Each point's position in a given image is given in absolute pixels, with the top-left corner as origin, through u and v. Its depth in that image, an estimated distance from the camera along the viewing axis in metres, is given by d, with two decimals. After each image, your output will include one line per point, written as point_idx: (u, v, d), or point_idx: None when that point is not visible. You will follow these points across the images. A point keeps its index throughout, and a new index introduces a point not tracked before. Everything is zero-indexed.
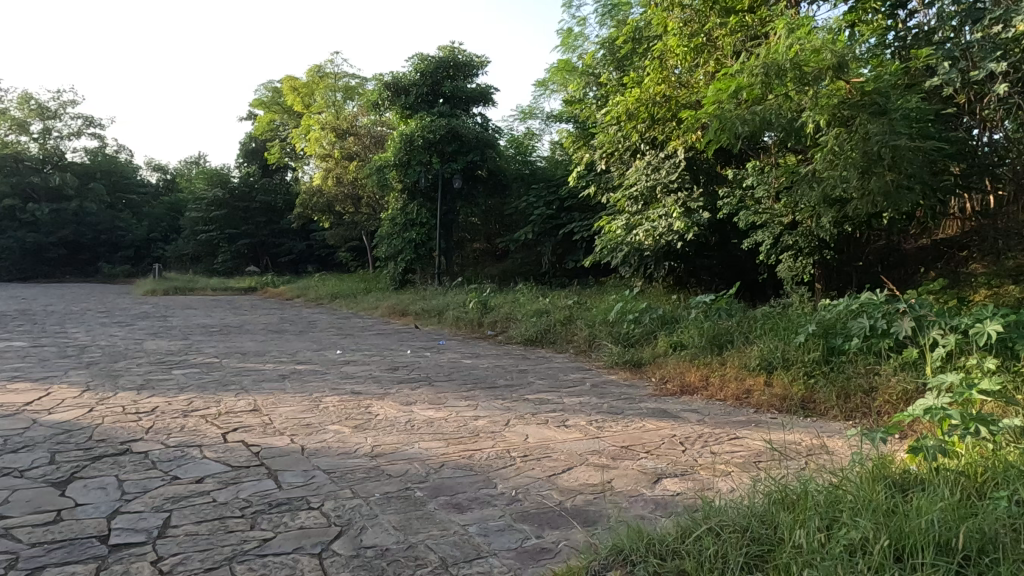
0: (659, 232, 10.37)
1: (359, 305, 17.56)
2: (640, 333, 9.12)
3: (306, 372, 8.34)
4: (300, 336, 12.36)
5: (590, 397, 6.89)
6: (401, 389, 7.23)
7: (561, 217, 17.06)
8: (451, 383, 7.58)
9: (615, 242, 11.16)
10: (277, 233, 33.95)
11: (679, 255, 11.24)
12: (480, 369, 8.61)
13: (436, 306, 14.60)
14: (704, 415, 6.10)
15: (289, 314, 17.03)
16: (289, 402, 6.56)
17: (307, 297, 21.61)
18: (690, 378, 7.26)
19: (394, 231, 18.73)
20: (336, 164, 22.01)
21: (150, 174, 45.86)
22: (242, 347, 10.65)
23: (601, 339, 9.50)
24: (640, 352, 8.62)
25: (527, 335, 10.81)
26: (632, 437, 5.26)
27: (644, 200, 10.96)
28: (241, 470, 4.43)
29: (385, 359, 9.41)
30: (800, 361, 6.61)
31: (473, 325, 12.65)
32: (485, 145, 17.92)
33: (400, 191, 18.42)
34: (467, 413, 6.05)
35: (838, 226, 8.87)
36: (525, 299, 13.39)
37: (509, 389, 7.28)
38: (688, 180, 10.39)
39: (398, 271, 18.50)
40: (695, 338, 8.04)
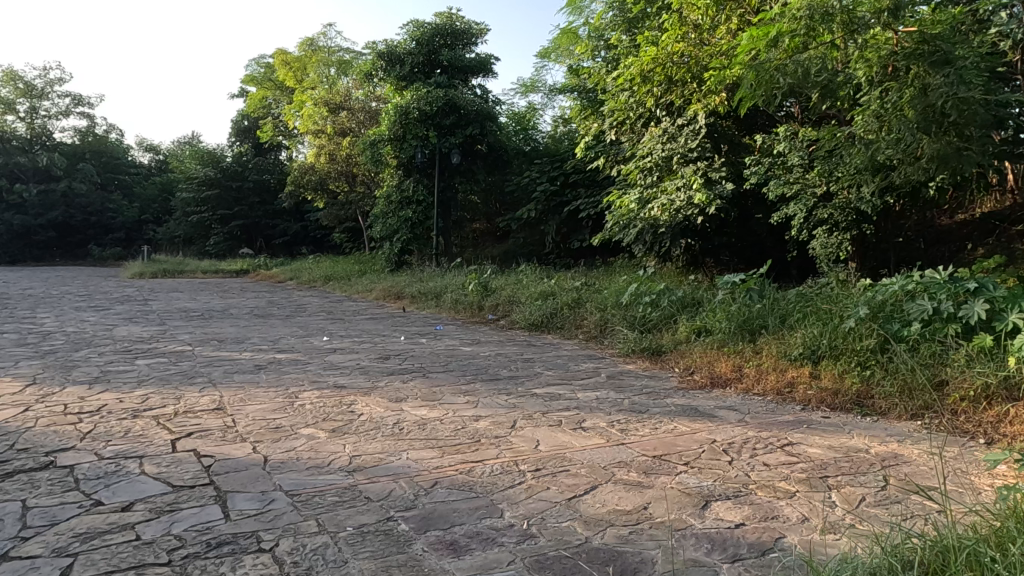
0: (676, 206, 9.44)
1: (353, 288, 16.65)
2: (657, 317, 8.22)
3: (286, 362, 7.45)
4: (286, 320, 11.46)
5: (607, 391, 5.99)
6: (391, 383, 6.32)
7: (566, 194, 16.10)
8: (448, 375, 6.69)
9: (628, 217, 10.23)
10: (270, 214, 32.97)
11: (697, 231, 10.33)
12: (481, 357, 7.72)
13: (434, 288, 13.70)
14: (744, 413, 5.21)
15: (279, 297, 16.13)
16: (260, 399, 5.65)
17: (300, 279, 20.68)
18: (719, 368, 6.36)
19: (389, 210, 17.78)
20: (329, 141, 21.16)
21: (142, 154, 44.80)
22: (221, 333, 9.75)
23: (614, 324, 8.62)
24: (660, 339, 7.72)
25: (531, 320, 9.91)
26: (665, 445, 4.36)
27: (659, 171, 10.03)
28: (184, 492, 3.54)
29: (376, 346, 8.51)
30: (852, 351, 5.72)
31: (472, 309, 11.74)
32: (485, 118, 16.95)
33: (395, 166, 17.47)
34: (465, 412, 5.15)
35: (880, 197, 7.97)
36: (529, 281, 12.47)
37: (514, 382, 6.38)
38: (709, 148, 9.45)
39: (394, 252, 17.55)
40: (723, 323, 7.14)
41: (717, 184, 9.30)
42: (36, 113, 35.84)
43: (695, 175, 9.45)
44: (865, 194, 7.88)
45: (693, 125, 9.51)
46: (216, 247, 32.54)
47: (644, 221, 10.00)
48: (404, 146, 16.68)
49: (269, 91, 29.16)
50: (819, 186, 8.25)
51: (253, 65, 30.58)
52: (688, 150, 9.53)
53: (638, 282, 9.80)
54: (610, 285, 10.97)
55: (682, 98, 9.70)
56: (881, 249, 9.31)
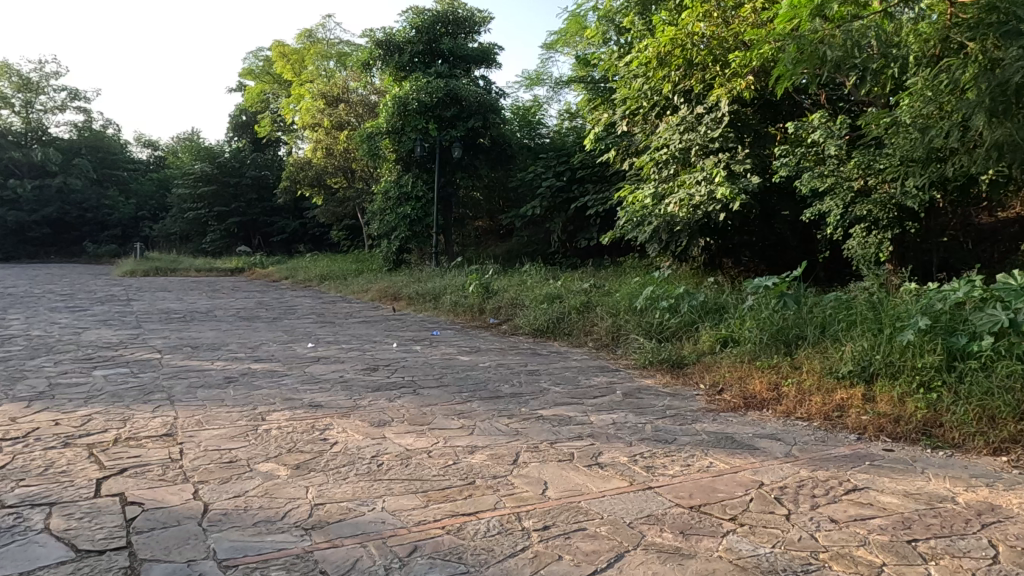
0: (696, 201, 8.59)
1: (348, 288, 15.85)
2: (677, 323, 7.40)
3: (262, 374, 6.63)
4: (272, 323, 10.66)
5: (625, 412, 5.16)
6: (376, 401, 5.50)
7: (573, 190, 15.26)
8: (443, 391, 5.88)
9: (643, 215, 9.41)
10: (269, 211, 32.24)
11: (717, 230, 9.52)
12: (481, 368, 6.91)
13: (432, 289, 12.91)
14: (792, 444, 4.38)
15: (271, 297, 15.34)
16: (221, 422, 4.83)
17: (295, 278, 19.90)
18: (753, 386, 5.54)
19: (387, 206, 16.95)
20: (326, 134, 20.34)
21: (140, 150, 44.13)
22: (198, 338, 8.94)
23: (628, 331, 7.79)
24: (681, 349, 6.92)
25: (536, 325, 9.10)
26: (702, 491, 3.52)
27: (676, 163, 9.21)
28: (86, 563, 2.72)
29: (365, 355, 7.69)
30: (911, 369, 4.89)
31: (472, 312, 10.93)
32: (488, 110, 16.13)
33: (394, 161, 16.67)
34: (458, 442, 4.32)
35: (927, 191, 7.11)
36: (534, 282, 11.65)
37: (518, 401, 5.55)
38: (732, 138, 8.62)
39: (392, 251, 16.73)
40: (755, 333, 6.34)
41: (741, 177, 8.47)
42: (31, 108, 35.07)
43: (716, 168, 8.62)
44: (910, 188, 7.07)
45: (714, 112, 8.69)
46: (212, 245, 31.78)
47: (660, 219, 9.17)
48: (403, 139, 15.87)
49: (267, 84, 28.34)
50: (857, 179, 7.43)
51: (250, 57, 29.74)
52: (707, 141, 8.72)
53: (653, 285, 8.99)
54: (621, 287, 10.15)
55: (702, 83, 8.87)
56: (923, 248, 8.59)
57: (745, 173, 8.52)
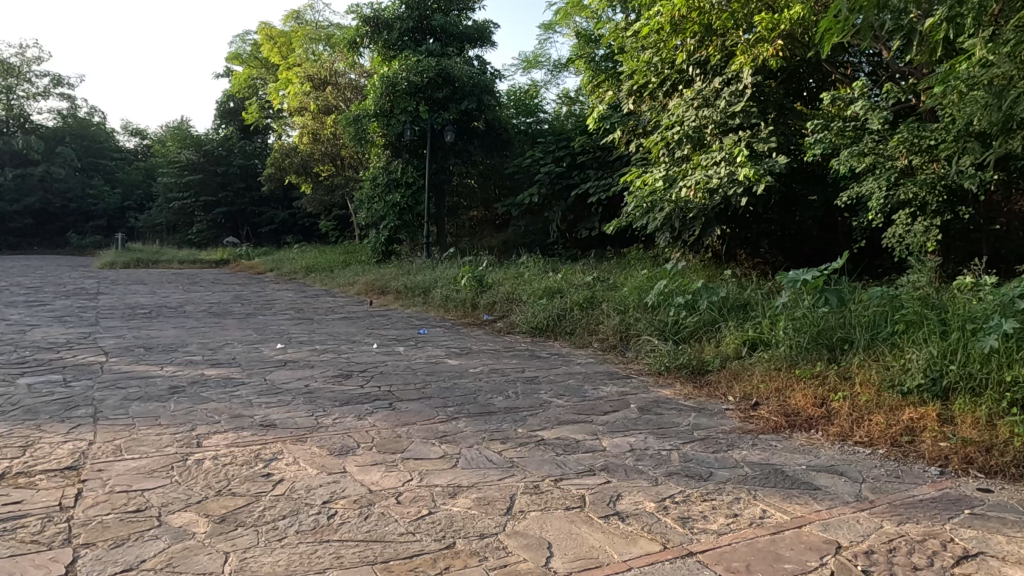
0: (714, 184, 7.66)
1: (333, 282, 14.90)
2: (696, 321, 6.48)
3: (215, 382, 5.68)
4: (244, 320, 9.71)
5: (643, 434, 4.24)
6: (342, 420, 4.56)
7: (573, 176, 14.33)
8: (424, 406, 4.93)
9: (654, 200, 8.50)
10: (257, 201, 31.24)
11: (735, 217, 8.60)
12: (471, 375, 5.95)
13: (422, 282, 12.00)
14: (860, 482, 3.46)
15: (251, 290, 14.38)
16: (145, 450, 3.88)
17: (281, 271, 18.92)
18: (794, 402, 4.63)
19: (376, 194, 15.97)
20: (313, 119, 19.38)
21: (128, 138, 43.02)
22: (156, 337, 7.96)
23: (638, 329, 6.88)
24: (700, 354, 6.01)
25: (534, 323, 8.18)
26: (762, 560, 2.59)
27: (689, 143, 8.29)
28: None
29: (339, 358, 6.75)
30: (999, 385, 3.96)
31: (465, 308, 10.01)
32: (482, 91, 15.17)
33: (382, 146, 15.69)
34: (436, 482, 3.39)
35: (987, 171, 6.16)
36: (531, 275, 10.71)
37: (514, 418, 4.60)
38: (754, 114, 7.68)
39: (381, 241, 15.76)
40: (790, 335, 5.44)
41: (764, 156, 7.55)
42: (11, 94, 33.88)
43: (735, 146, 7.71)
44: (966, 167, 6.15)
45: (734, 84, 7.77)
46: (199, 235, 30.76)
47: (672, 206, 8.24)
48: (392, 122, 14.90)
49: (254, 69, 27.25)
50: (901, 157, 6.53)
51: (236, 40, 28.63)
52: (726, 116, 7.81)
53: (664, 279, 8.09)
54: (628, 281, 9.24)
55: (719, 52, 7.95)
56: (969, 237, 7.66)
57: (769, 152, 7.60)
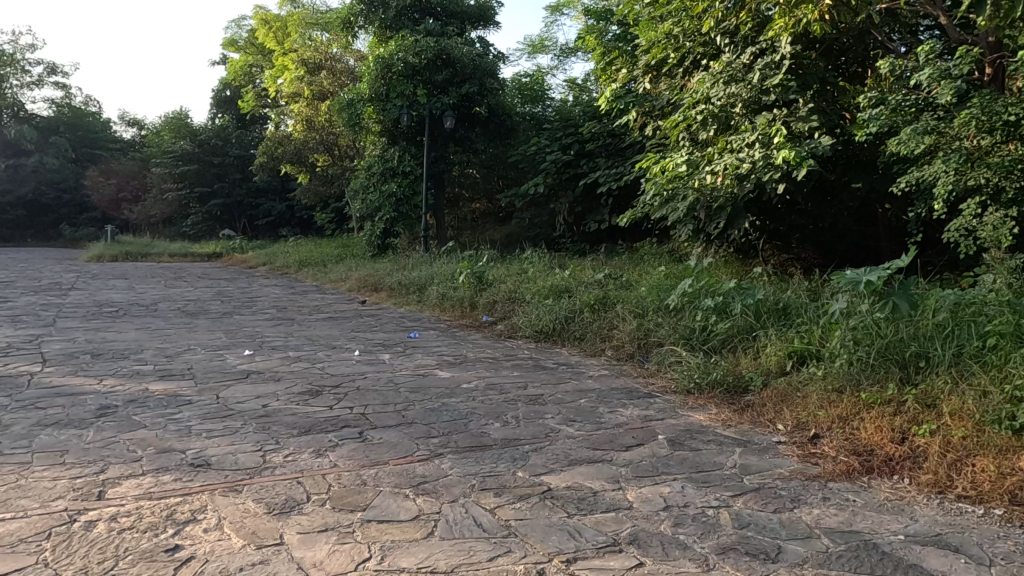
0: (746, 169, 6.69)
1: (325, 277, 13.95)
2: (729, 328, 5.54)
3: (155, 401, 4.72)
4: (218, 320, 8.77)
5: (679, 481, 3.29)
6: (296, 457, 3.62)
7: (581, 165, 13.38)
8: (402, 437, 3.96)
9: (674, 189, 7.55)
10: (254, 192, 30.33)
11: (766, 208, 7.64)
12: (465, 393, 4.99)
13: (417, 279, 11.06)
14: (987, 566, 2.50)
15: (236, 287, 13.42)
16: (24, 505, 2.94)
17: (273, 265, 17.96)
18: (864, 436, 3.69)
19: (371, 183, 15.02)
20: (307, 105, 18.46)
21: (125, 129, 42.14)
22: (110, 341, 7.01)
23: (659, 336, 5.96)
24: (737, 368, 5.09)
25: (538, 326, 7.25)
26: None
27: (716, 124, 7.34)
28: None
29: (312, 368, 5.82)
30: None
31: (463, 308, 9.08)
32: (484, 74, 14.22)
33: (378, 133, 14.73)
34: (403, 566, 2.44)
35: None
36: (536, 272, 9.76)
37: (513, 456, 3.64)
38: (792, 89, 6.71)
39: (376, 234, 14.80)
40: (849, 348, 4.50)
41: (804, 138, 6.59)
42: (3, 83, 32.93)
43: (770, 126, 6.76)
44: None
45: (769, 55, 6.82)
46: (194, 228, 29.82)
47: (695, 195, 7.29)
48: (387, 107, 13.98)
49: (250, 55, 26.28)
50: (969, 137, 5.53)
51: (231, 26, 27.65)
52: (759, 92, 6.86)
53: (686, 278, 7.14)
54: (644, 279, 8.30)
55: (751, 18, 7.00)
56: None
57: (809, 133, 6.64)
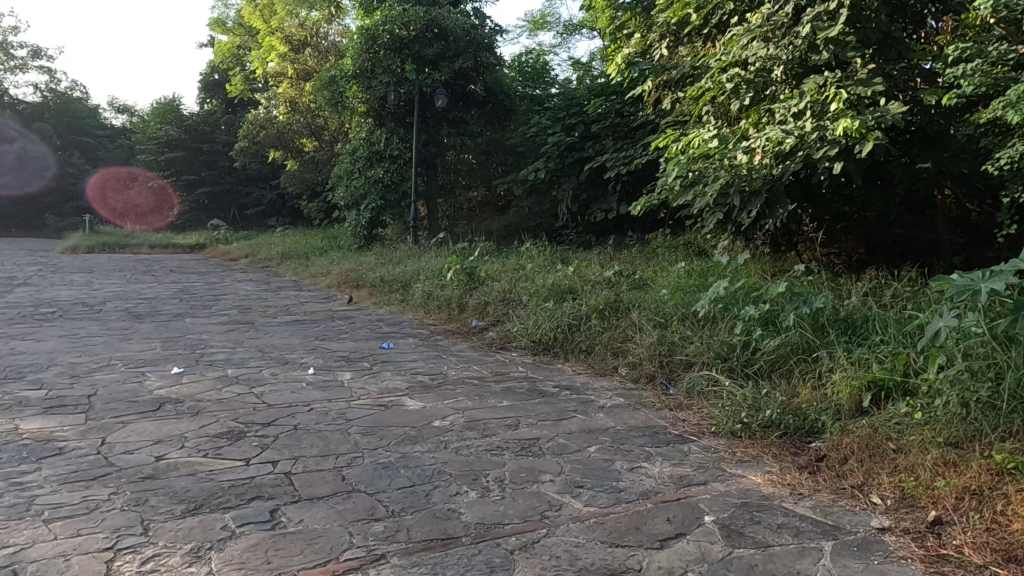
0: (792, 145, 5.44)
1: (305, 272, 12.72)
2: (782, 346, 4.33)
3: (10, 450, 3.47)
4: (163, 324, 7.53)
5: None
6: (159, 565, 2.37)
7: (586, 147, 12.14)
8: (330, 521, 2.71)
9: (702, 172, 6.32)
10: (244, 181, 29.01)
11: (810, 195, 6.39)
12: (434, 436, 3.74)
13: (401, 275, 9.82)
14: None
15: (205, 282, 12.15)
16: None
17: (253, 259, 16.69)
18: (1016, 528, 2.48)
19: (356, 168, 13.74)
20: (291, 85, 17.35)
21: (114, 116, 40.81)
22: (15, 355, 5.76)
23: (688, 353, 4.77)
24: (797, 404, 3.89)
25: (536, 335, 6.04)
26: None
27: (752, 91, 6.08)
28: None
29: (247, 395, 4.58)
30: None
31: (450, 310, 7.85)
32: (479, 48, 13.01)
33: (364, 114, 13.46)
34: None
35: None
36: (535, 269, 8.52)
37: (491, 562, 2.39)
38: (850, 45, 5.44)
39: (362, 224, 13.53)
40: (961, 383, 3.27)
41: (866, 104, 5.32)
42: None
43: (821, 92, 5.50)
44: None
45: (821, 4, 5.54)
46: (181, 217, 28.53)
47: (727, 176, 6.04)
48: (373, 84, 12.71)
49: (238, 36, 25.01)
50: None
51: (218, 6, 26.28)
52: (808, 49, 5.58)
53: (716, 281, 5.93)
54: (662, 279, 7.09)
55: None
56: None
57: (872, 99, 5.36)
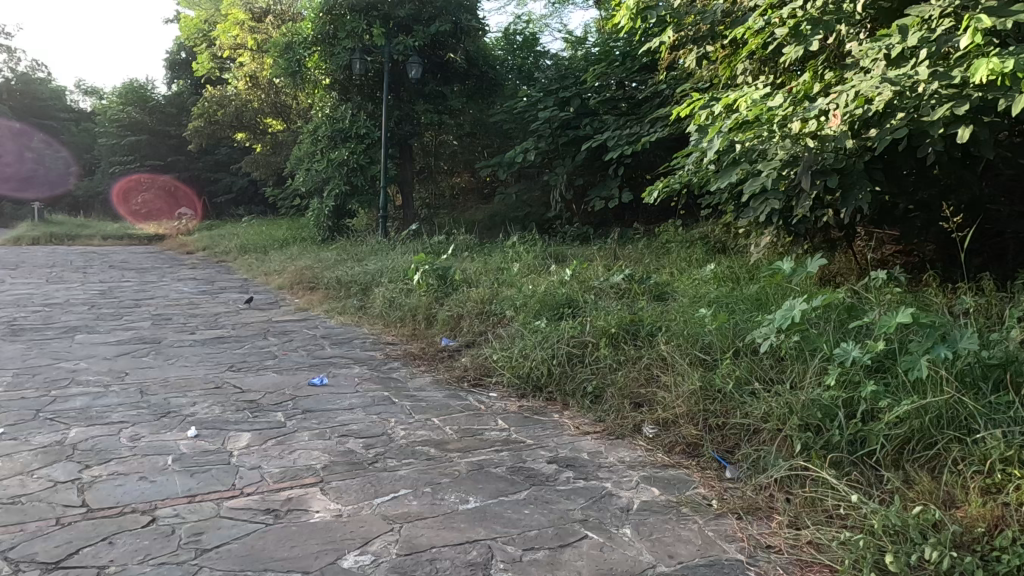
0: (889, 102, 3.79)
1: (258, 269, 11.01)
2: (913, 415, 2.72)
3: None
4: (41, 344, 5.80)
5: None
6: None
7: (581, 124, 10.48)
8: None
9: (750, 147, 4.70)
10: (214, 167, 27.05)
11: (892, 178, 4.75)
12: None
13: (362, 276, 8.13)
14: None
15: (138, 282, 10.38)
16: None
17: (209, 253, 14.88)
18: None
19: (316, 149, 11.99)
20: (252, 58, 15.59)
21: (82, 99, 38.52)
22: None
23: (752, 417, 3.17)
24: (967, 527, 2.27)
25: (522, 371, 4.42)
26: None
27: (821, 31, 4.43)
28: None
29: (65, 489, 2.89)
30: None
31: (415, 325, 6.18)
32: (459, 9, 11.38)
33: (328, 87, 11.78)
34: None
35: None
36: (523, 272, 6.85)
37: None
38: None
39: (325, 213, 11.80)
40: None
41: (1000, 42, 3.67)
42: None
43: (929, 28, 3.85)
44: None
45: None
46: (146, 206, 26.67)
47: (786, 153, 4.43)
48: (336, 51, 11.02)
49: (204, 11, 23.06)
50: None
51: None
52: None
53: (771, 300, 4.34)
54: (688, 288, 5.47)
55: None
56: None
57: (1008, 34, 3.70)
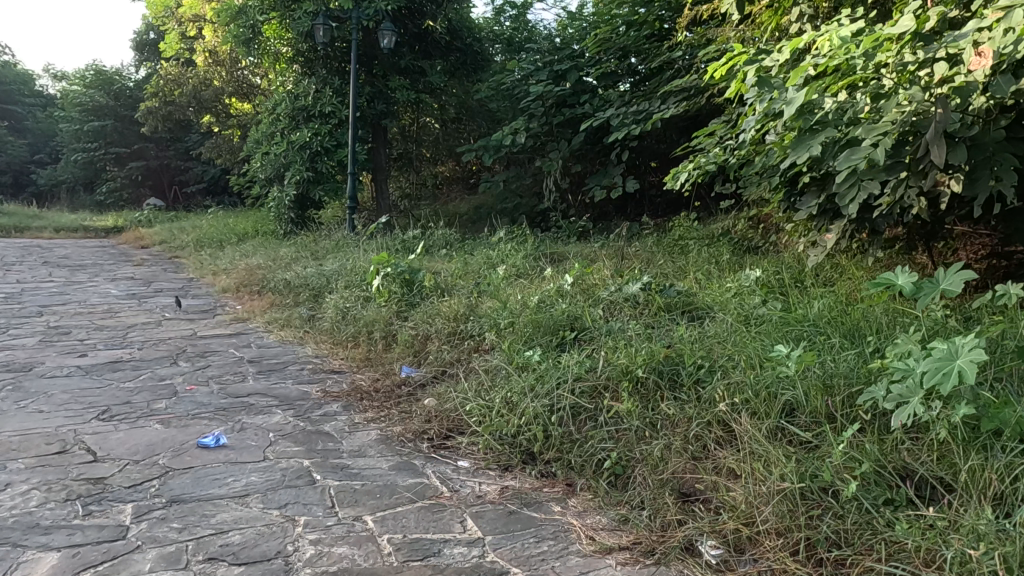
0: None
1: (207, 267, 9.56)
2: None
3: None
4: None
5: None
6: None
7: (580, 100, 9.07)
8: None
9: (836, 108, 3.30)
10: (185, 155, 25.31)
11: None
12: None
13: (316, 279, 6.69)
14: None
15: (63, 282, 8.92)
16: None
17: (164, 247, 13.38)
18: None
19: (276, 130, 10.53)
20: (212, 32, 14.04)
21: (50, 82, 36.45)
22: None
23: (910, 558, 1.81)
24: None
25: (507, 429, 3.03)
26: None
27: None
28: None
29: None
30: None
31: (369, 345, 4.78)
32: None
33: (289, 60, 10.37)
34: None
35: None
36: (510, 276, 5.45)
37: None
38: None
39: (286, 204, 10.37)
40: None
41: None
42: None
43: None
44: None
45: None
46: (112, 196, 24.99)
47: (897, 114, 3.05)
48: (296, 16, 9.60)
49: None
50: None
51: None
52: None
53: (869, 332, 3.00)
54: (727, 301, 4.10)
55: None
56: None
57: None
